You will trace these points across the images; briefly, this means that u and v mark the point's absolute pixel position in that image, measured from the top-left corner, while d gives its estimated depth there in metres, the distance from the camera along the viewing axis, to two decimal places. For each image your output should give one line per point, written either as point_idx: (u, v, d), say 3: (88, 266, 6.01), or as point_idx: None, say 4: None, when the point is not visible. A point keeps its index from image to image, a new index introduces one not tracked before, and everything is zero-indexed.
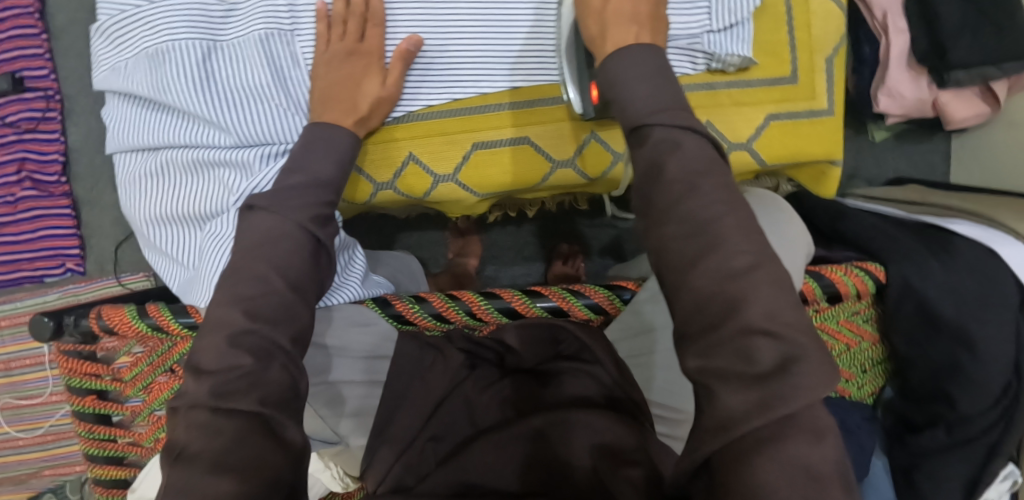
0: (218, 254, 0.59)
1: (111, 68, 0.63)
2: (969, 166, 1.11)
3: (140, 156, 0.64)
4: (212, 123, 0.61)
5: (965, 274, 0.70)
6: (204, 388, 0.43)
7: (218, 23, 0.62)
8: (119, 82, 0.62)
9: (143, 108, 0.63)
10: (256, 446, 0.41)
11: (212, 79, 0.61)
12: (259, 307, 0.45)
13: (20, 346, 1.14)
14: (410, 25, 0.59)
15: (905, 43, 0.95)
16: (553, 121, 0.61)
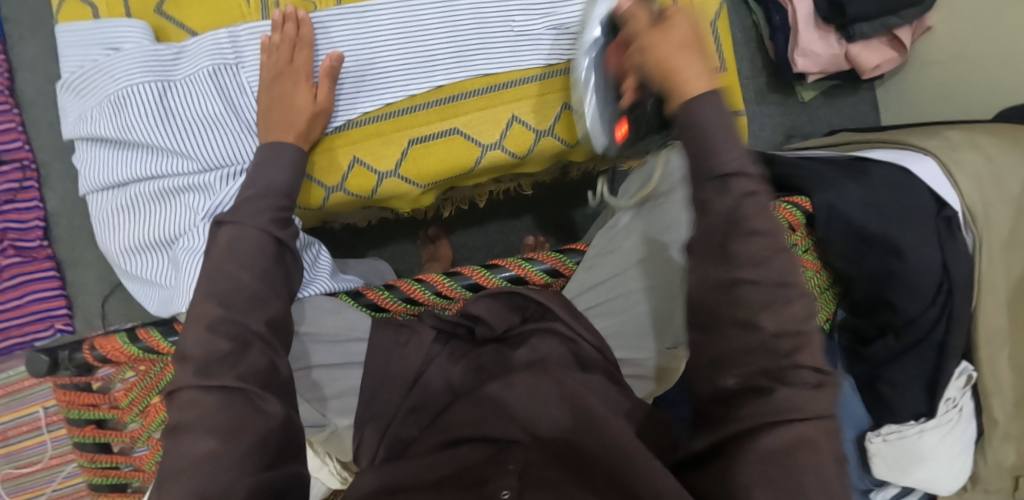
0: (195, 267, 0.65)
1: (76, 116, 0.68)
2: (896, 108, 1.18)
3: (111, 193, 0.69)
4: (175, 154, 0.67)
5: (884, 194, 0.75)
6: (188, 371, 0.49)
7: (170, 64, 0.68)
8: (86, 127, 0.68)
9: (109, 148, 0.68)
10: (236, 412, 0.48)
11: (171, 114, 0.66)
12: (233, 299, 0.52)
13: (16, 414, 1.15)
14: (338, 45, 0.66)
15: (809, 6, 1.04)
16: (476, 110, 0.67)
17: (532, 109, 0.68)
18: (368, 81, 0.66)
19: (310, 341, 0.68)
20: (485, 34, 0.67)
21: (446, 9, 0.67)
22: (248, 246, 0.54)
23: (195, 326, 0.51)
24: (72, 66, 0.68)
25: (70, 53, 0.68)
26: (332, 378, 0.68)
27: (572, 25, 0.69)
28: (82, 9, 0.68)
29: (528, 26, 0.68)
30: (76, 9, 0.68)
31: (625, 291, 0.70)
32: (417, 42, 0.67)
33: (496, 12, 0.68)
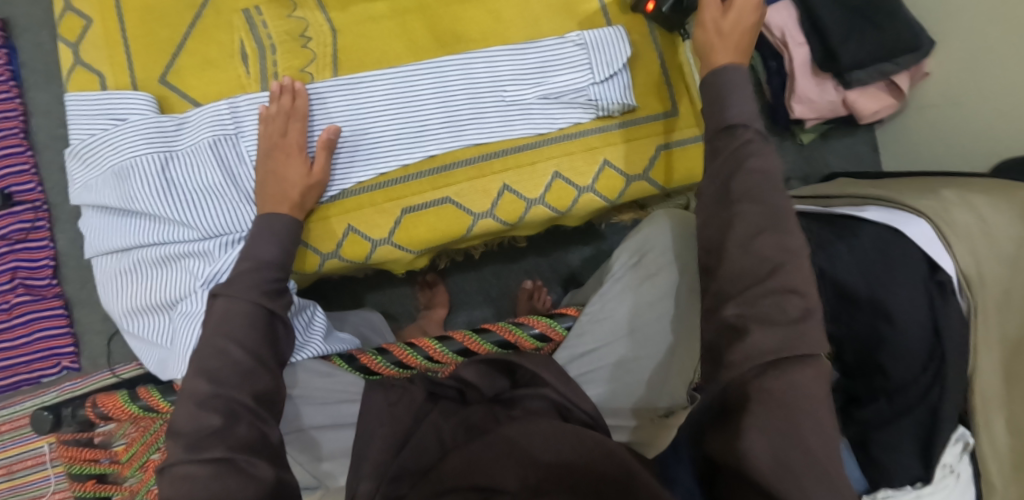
0: (191, 334, 0.66)
1: (83, 184, 0.71)
2: (895, 151, 1.17)
3: (114, 258, 0.71)
4: (175, 222, 0.68)
5: (874, 253, 0.78)
6: (178, 446, 0.51)
7: (173, 135, 0.70)
8: (91, 195, 0.70)
9: (113, 215, 0.70)
10: (227, 483, 0.49)
11: (171, 183, 0.68)
12: (222, 375, 0.54)
13: (20, 449, 1.16)
14: (335, 117, 0.68)
15: (805, 54, 1.05)
16: (468, 180, 0.68)
17: (523, 179, 0.69)
18: (362, 152, 0.68)
19: (300, 401, 0.70)
20: (478, 104, 0.69)
21: (440, 80, 0.69)
22: (238, 319, 0.56)
23: (189, 401, 0.53)
24: (79, 135, 0.71)
25: (77, 122, 0.71)
26: (322, 438, 0.68)
27: (568, 95, 0.70)
28: (89, 79, 0.71)
29: (520, 96, 0.69)
30: (85, 79, 0.71)
31: (615, 361, 0.71)
32: (411, 113, 0.68)
33: (489, 82, 0.69)
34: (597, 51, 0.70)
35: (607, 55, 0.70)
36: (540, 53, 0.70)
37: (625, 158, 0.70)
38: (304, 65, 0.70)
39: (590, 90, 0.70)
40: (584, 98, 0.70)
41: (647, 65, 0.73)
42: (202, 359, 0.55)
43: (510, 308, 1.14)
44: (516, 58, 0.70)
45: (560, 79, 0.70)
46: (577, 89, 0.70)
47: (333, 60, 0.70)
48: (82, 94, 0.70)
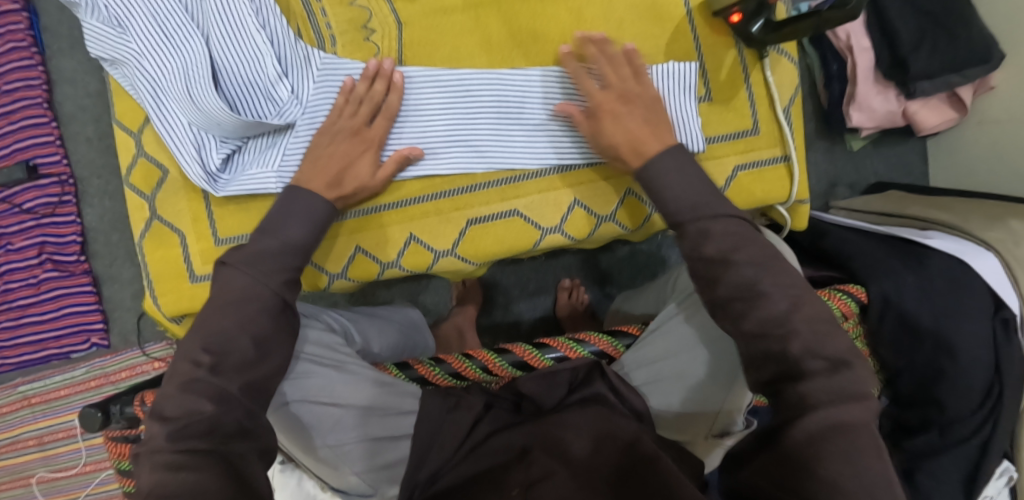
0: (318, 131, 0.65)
1: (136, 251, 0.69)
2: (946, 164, 1.14)
3: (258, 141, 0.66)
4: (222, 54, 0.63)
5: (934, 286, 0.74)
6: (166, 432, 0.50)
7: (121, 41, 0.63)
8: (155, 260, 0.68)
9: (183, 277, 0.68)
10: None
11: (178, 43, 0.63)
12: (223, 362, 0.52)
13: (52, 421, 1.20)
14: None
15: (870, 59, 1.01)
16: (537, 192, 0.66)
17: (595, 194, 0.67)
18: (221, 42, 0.63)
19: (347, 413, 0.66)
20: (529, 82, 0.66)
21: (479, 75, 0.65)
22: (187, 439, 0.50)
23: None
24: (133, 187, 0.68)
25: (132, 171, 0.69)
26: (378, 450, 0.66)
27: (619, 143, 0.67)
28: (137, 110, 0.68)
29: (496, 73, 0.66)
30: (131, 109, 0.68)
31: (678, 372, 0.69)
32: None
33: (519, 74, 0.66)
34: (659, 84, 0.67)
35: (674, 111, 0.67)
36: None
37: None
38: (368, 58, 0.66)
39: None
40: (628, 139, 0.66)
41: (732, 75, 0.70)
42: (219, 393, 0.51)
43: (547, 305, 1.13)
44: (552, 77, 0.66)
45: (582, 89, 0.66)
46: None
47: (399, 54, 0.66)
48: (137, 159, 0.68)
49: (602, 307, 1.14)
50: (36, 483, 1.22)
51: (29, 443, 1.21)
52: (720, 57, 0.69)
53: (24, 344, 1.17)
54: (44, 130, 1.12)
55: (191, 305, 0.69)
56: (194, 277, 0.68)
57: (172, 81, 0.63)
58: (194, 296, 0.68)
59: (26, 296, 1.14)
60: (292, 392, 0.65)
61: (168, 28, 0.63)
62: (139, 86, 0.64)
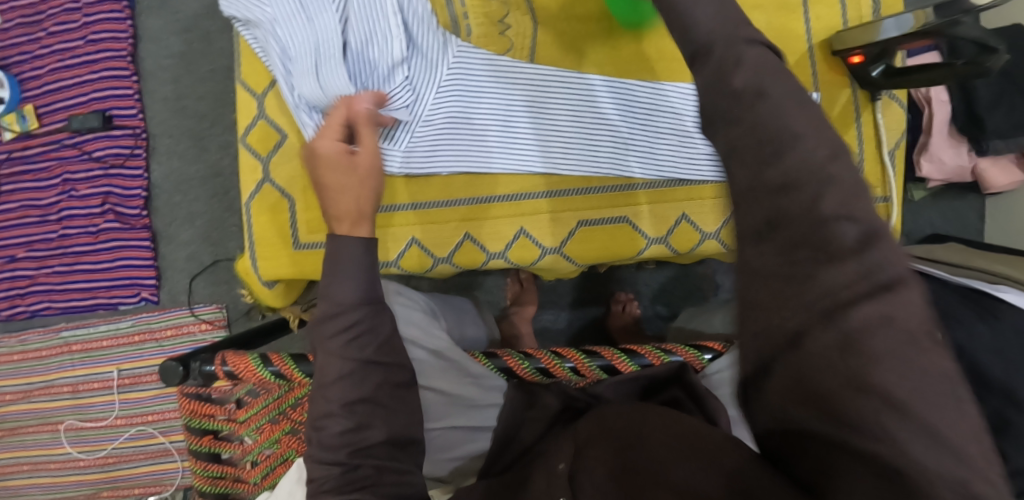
0: (443, 116, 0.67)
1: (242, 212, 0.70)
2: (1003, 224, 1.15)
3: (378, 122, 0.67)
4: (360, 32, 0.65)
5: (1006, 340, 0.77)
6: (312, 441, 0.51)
7: (264, 7, 0.65)
8: (260, 223, 0.69)
9: (286, 244, 0.69)
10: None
11: (319, 18, 0.65)
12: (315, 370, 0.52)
13: (89, 370, 1.20)
14: (493, 103, 0.67)
15: (947, 113, 1.03)
16: (648, 203, 0.68)
17: (702, 212, 0.68)
18: (358, 21, 0.65)
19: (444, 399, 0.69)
20: (654, 98, 0.68)
21: (604, 84, 0.67)
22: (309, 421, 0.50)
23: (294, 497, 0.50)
24: (249, 148, 0.69)
25: (249, 132, 0.70)
26: (464, 439, 0.69)
27: None
28: (263, 73, 0.69)
29: (622, 82, 0.67)
30: (257, 72, 0.69)
31: None
32: (477, 137, 0.67)
33: (645, 88, 0.68)
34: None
35: None
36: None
37: None
38: (501, 53, 0.68)
39: None
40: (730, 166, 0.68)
41: (844, 113, 0.71)
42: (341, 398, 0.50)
43: (599, 315, 1.14)
44: (677, 96, 0.68)
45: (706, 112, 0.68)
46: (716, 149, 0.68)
47: (531, 53, 0.68)
48: (257, 121, 0.69)
49: (652, 324, 1.15)
50: (63, 430, 1.22)
51: (64, 389, 1.21)
52: (835, 95, 0.71)
53: (74, 290, 1.17)
54: (125, 83, 1.13)
55: (290, 271, 0.69)
56: (297, 244, 0.69)
57: (303, 53, 0.65)
58: (294, 263, 0.69)
59: (83, 243, 1.15)
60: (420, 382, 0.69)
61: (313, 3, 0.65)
62: (275, 52, 0.66)
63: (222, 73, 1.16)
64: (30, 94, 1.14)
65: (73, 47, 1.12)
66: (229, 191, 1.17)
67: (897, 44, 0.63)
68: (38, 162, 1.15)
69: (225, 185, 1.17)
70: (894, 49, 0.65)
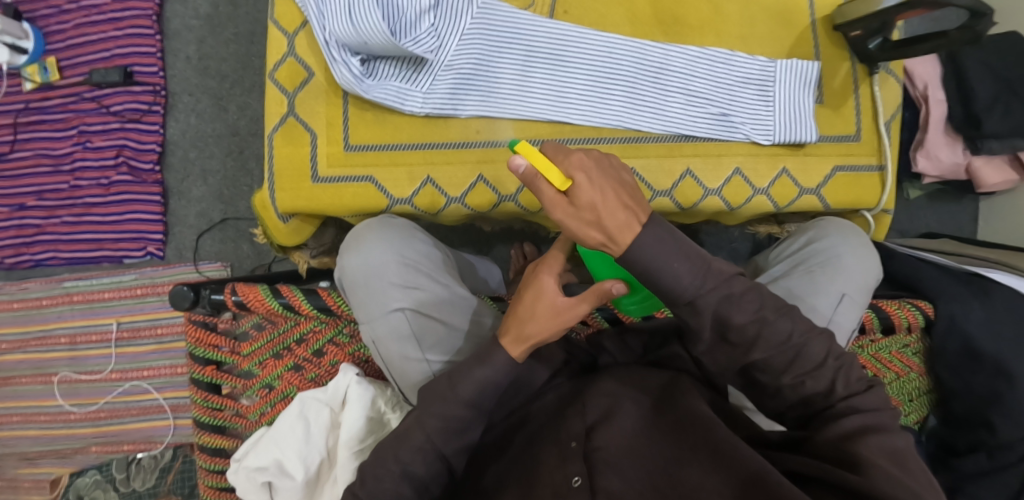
0: (463, 61, 0.69)
1: (264, 143, 0.72)
2: (995, 227, 1.18)
3: (401, 64, 0.69)
4: None
5: (998, 315, 0.77)
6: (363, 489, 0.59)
7: None
8: (282, 155, 0.72)
9: (305, 177, 0.71)
10: None
11: None
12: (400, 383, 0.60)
13: (87, 322, 1.20)
14: (513, 52, 0.70)
15: (942, 112, 1.08)
16: (655, 157, 0.70)
17: (707, 168, 0.71)
18: None
19: (437, 327, 0.65)
20: (666, 57, 0.70)
21: (622, 41, 0.70)
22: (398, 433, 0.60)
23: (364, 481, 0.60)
24: (276, 83, 0.72)
25: (278, 68, 0.72)
26: None
27: (737, 121, 0.72)
28: (296, 14, 0.71)
29: (638, 42, 0.70)
30: (291, 11, 0.71)
31: None
32: (493, 85, 0.69)
33: (657, 46, 0.70)
34: (777, 80, 0.72)
35: (791, 107, 0.72)
36: (729, 73, 0.72)
37: (804, 171, 0.73)
38: (523, 8, 0.70)
39: (741, 126, 0.71)
40: (734, 129, 0.71)
41: (844, 85, 0.74)
42: (406, 465, 0.59)
43: None
44: (688, 57, 0.71)
45: (714, 73, 0.71)
46: (722, 109, 0.71)
47: (552, 8, 0.71)
48: (286, 59, 0.71)
49: None
50: (57, 382, 1.22)
51: (61, 340, 1.21)
52: (835, 67, 0.74)
53: (80, 241, 1.18)
54: (148, 41, 1.16)
55: (309, 204, 0.72)
56: (315, 178, 0.71)
57: None
58: (312, 196, 0.71)
59: (94, 194, 1.16)
60: (403, 301, 0.64)
61: None
62: None
63: (245, 37, 1.19)
64: (53, 47, 1.17)
65: (99, 4, 1.15)
66: (243, 152, 1.19)
67: (895, 16, 0.66)
68: (54, 113, 1.17)
69: (240, 145, 1.19)
70: (893, 23, 0.67)
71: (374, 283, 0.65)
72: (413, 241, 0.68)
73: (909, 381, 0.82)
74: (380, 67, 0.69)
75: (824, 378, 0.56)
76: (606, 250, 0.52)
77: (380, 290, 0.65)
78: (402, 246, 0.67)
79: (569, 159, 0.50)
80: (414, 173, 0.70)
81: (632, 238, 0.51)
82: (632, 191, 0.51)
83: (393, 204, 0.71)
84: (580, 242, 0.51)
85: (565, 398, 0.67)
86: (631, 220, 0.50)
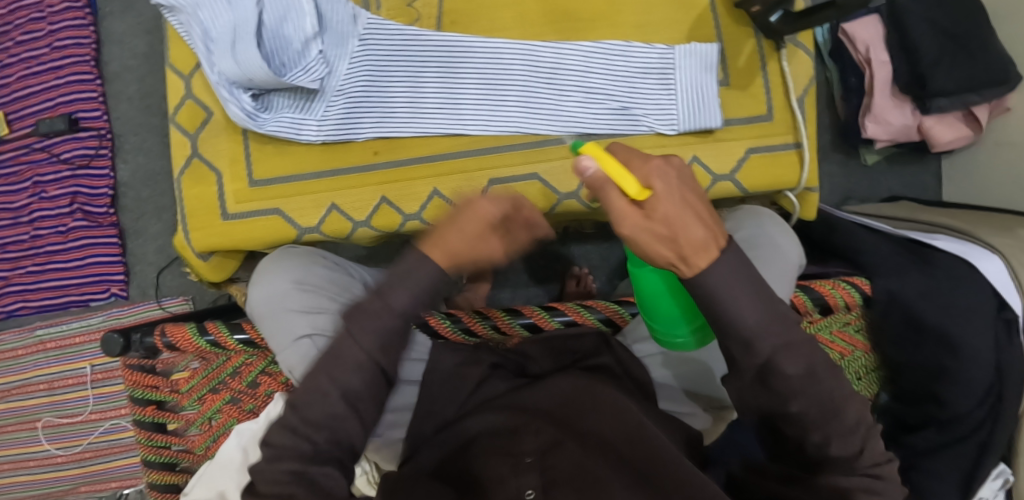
0: (356, 86, 0.69)
1: (174, 187, 0.72)
2: (960, 184, 1.15)
3: (295, 95, 0.69)
4: (273, 10, 0.67)
5: (940, 282, 0.74)
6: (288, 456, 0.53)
7: None
8: (191, 196, 0.72)
9: (214, 215, 0.71)
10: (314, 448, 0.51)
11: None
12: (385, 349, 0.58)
13: (63, 367, 1.23)
14: (404, 70, 0.69)
15: (888, 73, 1.04)
16: (558, 159, 0.69)
17: None
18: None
19: None
20: (560, 57, 0.69)
21: (513, 46, 0.69)
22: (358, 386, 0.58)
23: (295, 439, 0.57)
24: (177, 126, 0.72)
25: (178, 111, 0.72)
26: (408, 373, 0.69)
27: (641, 116, 0.70)
28: (189, 54, 0.72)
29: (528, 45, 0.69)
30: (184, 53, 0.72)
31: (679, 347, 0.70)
32: (387, 106, 0.69)
33: (550, 47, 0.69)
34: (676, 67, 0.70)
35: (696, 94, 0.70)
36: (627, 65, 0.70)
37: (714, 157, 0.71)
38: (408, 23, 0.70)
39: (645, 119, 0.70)
40: (637, 123, 0.70)
41: (750, 62, 0.72)
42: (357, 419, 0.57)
43: (557, 291, 1.15)
44: (582, 55, 0.69)
45: (611, 68, 0.70)
46: (623, 105, 0.70)
47: (438, 20, 0.70)
48: (185, 100, 0.72)
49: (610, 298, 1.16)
50: (41, 427, 1.25)
51: (41, 386, 1.24)
52: (740, 45, 0.72)
53: (46, 289, 1.20)
54: (89, 86, 1.17)
55: (221, 242, 0.72)
56: (226, 215, 0.71)
57: (223, 31, 0.67)
58: (224, 234, 0.71)
59: (53, 243, 1.18)
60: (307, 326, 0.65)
61: None
62: (193, 30, 0.68)
63: None
64: None
65: (38, 55, 1.15)
66: None
67: None
68: (8, 167, 1.19)
69: None
70: None
71: (276, 312, 0.66)
72: (317, 266, 0.69)
73: (856, 360, 0.79)
74: (274, 101, 0.69)
75: (854, 441, 0.53)
76: (675, 269, 0.49)
77: (283, 319, 0.66)
78: (301, 273, 0.68)
79: (647, 169, 0.48)
80: (318, 200, 0.70)
81: (707, 259, 0.48)
82: (710, 209, 0.49)
83: (302, 233, 0.71)
84: (650, 255, 0.48)
85: (514, 413, 0.62)
86: (710, 240, 0.47)
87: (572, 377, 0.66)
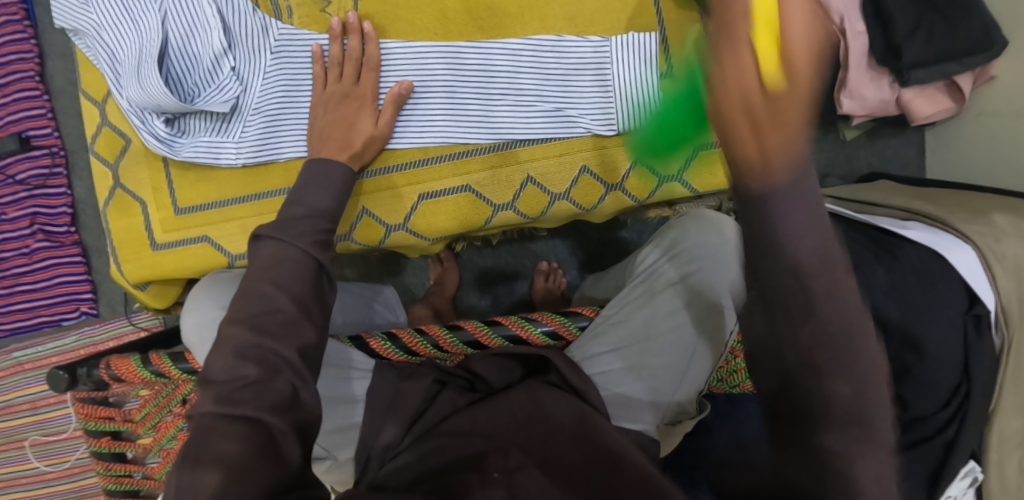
0: (275, 104, 0.66)
1: (100, 218, 0.70)
2: (943, 157, 1.12)
3: (212, 117, 0.66)
4: (179, 30, 0.63)
5: (902, 277, 0.70)
6: (209, 396, 0.47)
7: (83, 13, 0.64)
8: (117, 227, 0.69)
9: (143, 245, 0.68)
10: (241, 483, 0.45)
11: (135, 19, 0.63)
12: None
13: (43, 386, 1.23)
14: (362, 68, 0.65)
15: (864, 45, 0.95)
16: (490, 169, 0.66)
17: (548, 172, 0.66)
18: (176, 16, 0.63)
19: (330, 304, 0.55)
20: (487, 59, 0.65)
21: (439, 51, 0.65)
22: None
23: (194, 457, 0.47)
24: (97, 155, 0.69)
25: (97, 140, 0.69)
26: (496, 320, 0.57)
27: (581, 117, 0.66)
28: (102, 80, 0.68)
29: (452, 47, 0.65)
30: (97, 78, 0.69)
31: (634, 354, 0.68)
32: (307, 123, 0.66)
33: (475, 49, 0.65)
34: (611, 61, 0.66)
35: (634, 90, 0.65)
36: (559, 62, 0.66)
37: None
38: (323, 31, 0.67)
39: (583, 120, 0.66)
40: (575, 125, 0.66)
41: None
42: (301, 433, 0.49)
43: (527, 288, 1.13)
44: (511, 54, 0.65)
45: (543, 67, 0.66)
46: (559, 106, 0.66)
47: None
48: (102, 128, 0.69)
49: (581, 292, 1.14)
50: (28, 446, 1.24)
51: (23, 407, 1.23)
52: (685, 32, 0.67)
53: (16, 311, 1.19)
54: (36, 104, 1.14)
55: (153, 272, 0.69)
56: (155, 245, 0.68)
57: (130, 54, 0.63)
58: (155, 263, 0.69)
59: (18, 265, 1.16)
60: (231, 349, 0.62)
61: (126, 4, 0.63)
62: (99, 56, 0.64)
63: None
64: None
65: None
66: None
67: None
68: None
69: None
70: None
71: (207, 339, 0.63)
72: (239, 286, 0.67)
73: None
74: (189, 125, 0.66)
75: None
76: (743, 168, 0.34)
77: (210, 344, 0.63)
78: (228, 297, 0.65)
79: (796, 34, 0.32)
80: (246, 227, 0.68)
81: (782, 185, 0.34)
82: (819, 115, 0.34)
83: (234, 260, 0.69)
84: (717, 120, 0.34)
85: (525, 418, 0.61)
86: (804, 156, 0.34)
87: (528, 387, 0.63)
